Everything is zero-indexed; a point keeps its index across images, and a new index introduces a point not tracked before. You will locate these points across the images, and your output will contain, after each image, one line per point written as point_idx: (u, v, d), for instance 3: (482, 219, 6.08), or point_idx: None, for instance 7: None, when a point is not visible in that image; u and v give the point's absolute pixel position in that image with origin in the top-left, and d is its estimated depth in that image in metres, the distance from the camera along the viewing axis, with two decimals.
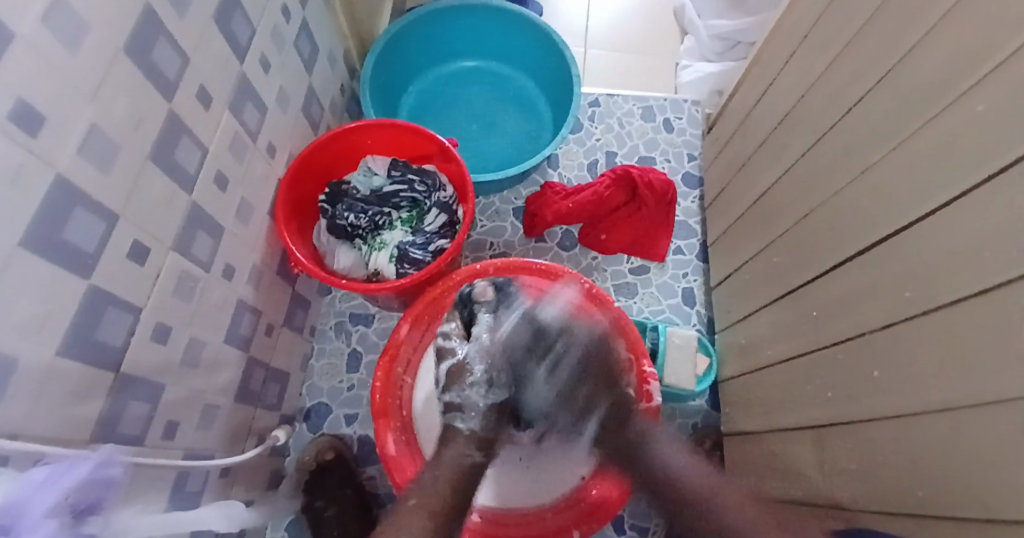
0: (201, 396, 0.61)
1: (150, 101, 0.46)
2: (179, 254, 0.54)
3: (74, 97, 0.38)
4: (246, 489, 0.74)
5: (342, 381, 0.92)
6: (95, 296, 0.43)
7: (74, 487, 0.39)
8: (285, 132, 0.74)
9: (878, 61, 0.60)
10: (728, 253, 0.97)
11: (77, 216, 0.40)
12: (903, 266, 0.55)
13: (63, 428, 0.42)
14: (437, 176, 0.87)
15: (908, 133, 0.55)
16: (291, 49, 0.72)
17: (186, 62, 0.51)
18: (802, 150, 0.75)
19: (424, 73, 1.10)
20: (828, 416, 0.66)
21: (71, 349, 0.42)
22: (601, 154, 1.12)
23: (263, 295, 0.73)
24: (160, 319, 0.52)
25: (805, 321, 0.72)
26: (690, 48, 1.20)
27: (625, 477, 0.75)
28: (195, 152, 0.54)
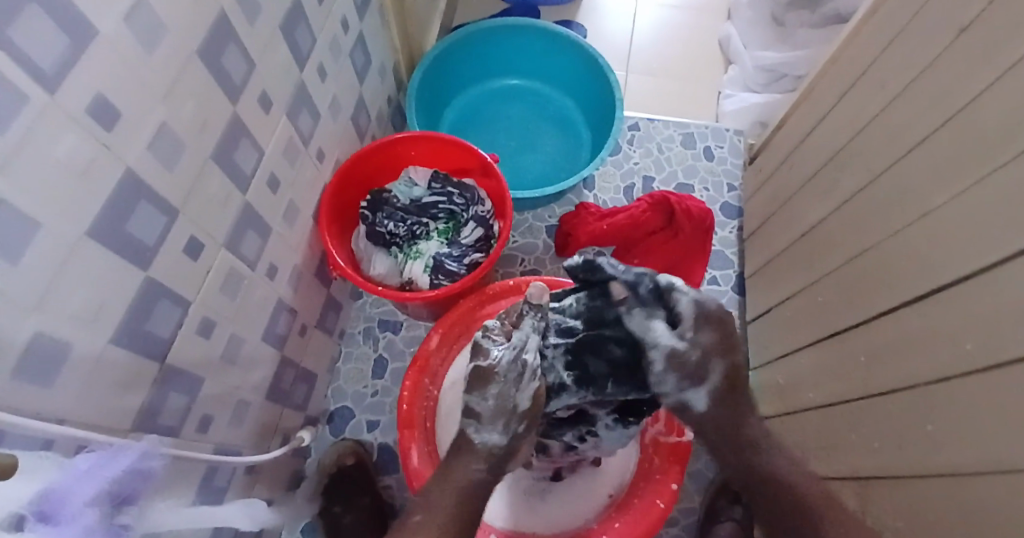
0: (236, 392, 0.62)
1: (216, 103, 0.48)
2: (229, 252, 0.55)
3: (149, 95, 0.40)
4: (268, 487, 0.75)
5: (367, 387, 0.92)
6: (148, 289, 0.44)
7: (115, 477, 0.39)
8: (334, 137, 0.75)
9: (941, 103, 0.59)
10: (767, 288, 0.95)
11: (141, 210, 0.42)
12: (960, 315, 0.53)
13: (109, 415, 0.43)
14: (475, 190, 0.88)
15: (968, 181, 0.54)
16: (346, 59, 0.73)
17: (252, 67, 0.52)
18: (854, 187, 0.74)
19: (470, 89, 1.11)
20: (875, 468, 0.63)
21: (123, 338, 0.43)
22: (638, 177, 1.12)
23: (300, 296, 0.74)
24: (206, 313, 0.53)
25: (853, 364, 0.70)
26: (734, 77, 1.19)
27: (649, 514, 0.72)
28: (253, 154, 0.55)
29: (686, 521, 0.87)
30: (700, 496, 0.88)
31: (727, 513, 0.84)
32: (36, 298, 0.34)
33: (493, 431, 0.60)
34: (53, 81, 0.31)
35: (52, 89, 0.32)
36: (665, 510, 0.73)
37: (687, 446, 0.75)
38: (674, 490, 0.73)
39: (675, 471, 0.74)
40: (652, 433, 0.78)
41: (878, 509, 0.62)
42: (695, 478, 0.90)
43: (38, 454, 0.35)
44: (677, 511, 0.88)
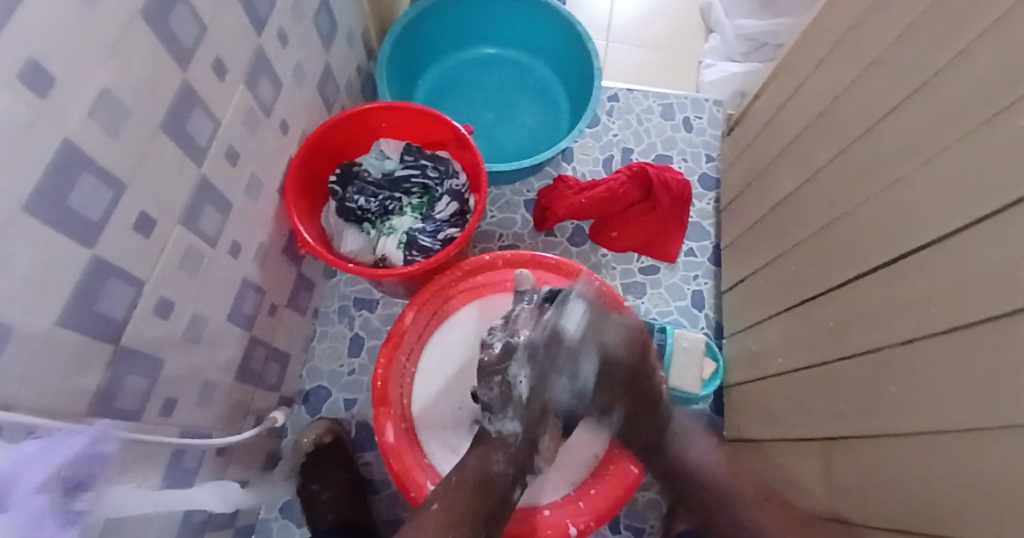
0: (202, 373, 0.60)
1: (164, 68, 0.45)
2: (186, 228, 0.52)
3: (88, 58, 0.37)
4: (241, 468, 0.74)
5: (343, 366, 0.91)
6: (97, 266, 0.42)
7: (70, 460, 0.39)
8: (299, 108, 0.72)
9: (912, 70, 0.59)
10: (741, 259, 0.96)
11: (84, 182, 0.39)
12: (927, 279, 0.53)
13: (61, 398, 0.41)
14: (450, 163, 0.86)
15: (942, 143, 0.53)
16: (310, 24, 0.70)
17: (204, 30, 0.49)
18: (826, 157, 0.74)
19: (444, 58, 1.08)
20: (838, 430, 0.65)
21: (71, 319, 0.40)
22: (617, 150, 1.10)
23: (268, 274, 0.71)
24: (163, 292, 0.51)
25: (821, 331, 0.71)
26: (715, 47, 1.17)
27: (624, 479, 0.74)
28: (207, 124, 0.52)
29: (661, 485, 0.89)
30: None
31: None
32: None
33: (507, 423, 0.67)
34: None
35: None
36: (639, 475, 0.75)
37: None
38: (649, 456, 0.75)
39: None
40: None
41: (841, 471, 0.64)
42: None
43: None
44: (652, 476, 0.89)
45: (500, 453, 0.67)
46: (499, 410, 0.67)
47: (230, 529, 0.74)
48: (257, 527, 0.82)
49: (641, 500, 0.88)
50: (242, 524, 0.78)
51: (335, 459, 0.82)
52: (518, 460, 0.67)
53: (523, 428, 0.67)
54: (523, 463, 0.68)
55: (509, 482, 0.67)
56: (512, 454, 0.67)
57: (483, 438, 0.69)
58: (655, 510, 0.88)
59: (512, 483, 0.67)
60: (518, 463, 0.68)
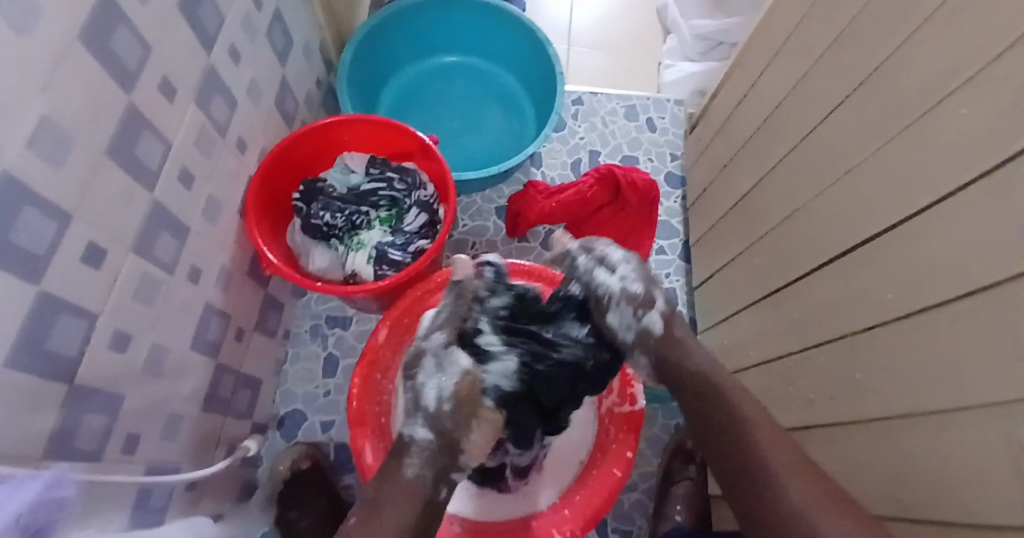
0: (165, 406, 0.58)
1: (108, 91, 0.43)
2: (140, 256, 0.50)
3: (25, 85, 0.35)
4: (214, 502, 0.71)
5: (318, 387, 0.89)
6: (45, 303, 0.40)
7: (27, 506, 0.36)
8: (256, 126, 0.70)
9: (859, 62, 0.60)
10: (709, 255, 0.97)
11: (26, 215, 0.37)
12: (885, 265, 0.55)
13: (13, 445, 0.38)
14: (416, 174, 0.84)
15: (887, 134, 0.55)
16: (263, 39, 0.68)
17: (149, 49, 0.47)
18: (783, 152, 0.75)
19: (405, 69, 1.07)
20: (809, 418, 0.66)
21: (20, 361, 0.38)
22: (584, 153, 1.10)
23: (232, 298, 0.69)
24: (119, 325, 0.49)
25: (788, 322, 0.72)
26: (673, 48, 1.19)
27: (606, 484, 0.72)
28: (158, 146, 0.50)
29: (645, 485, 0.89)
30: (657, 460, 0.90)
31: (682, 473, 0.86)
32: None
33: (422, 427, 0.57)
34: None
35: None
36: (621, 478, 0.73)
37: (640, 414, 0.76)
38: (630, 459, 0.73)
39: (630, 439, 0.74)
40: (607, 405, 0.79)
41: (815, 457, 0.65)
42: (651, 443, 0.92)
43: None
44: (636, 476, 0.89)
45: (413, 457, 0.56)
46: (416, 413, 0.58)
47: None
48: None
49: (626, 502, 0.88)
50: None
51: (312, 485, 0.80)
52: (436, 464, 0.56)
53: (445, 430, 0.57)
54: (445, 468, 0.56)
55: (428, 488, 0.55)
56: (428, 460, 0.56)
57: (399, 446, 0.57)
58: (642, 511, 0.88)
59: (435, 485, 0.55)
60: (437, 468, 0.56)
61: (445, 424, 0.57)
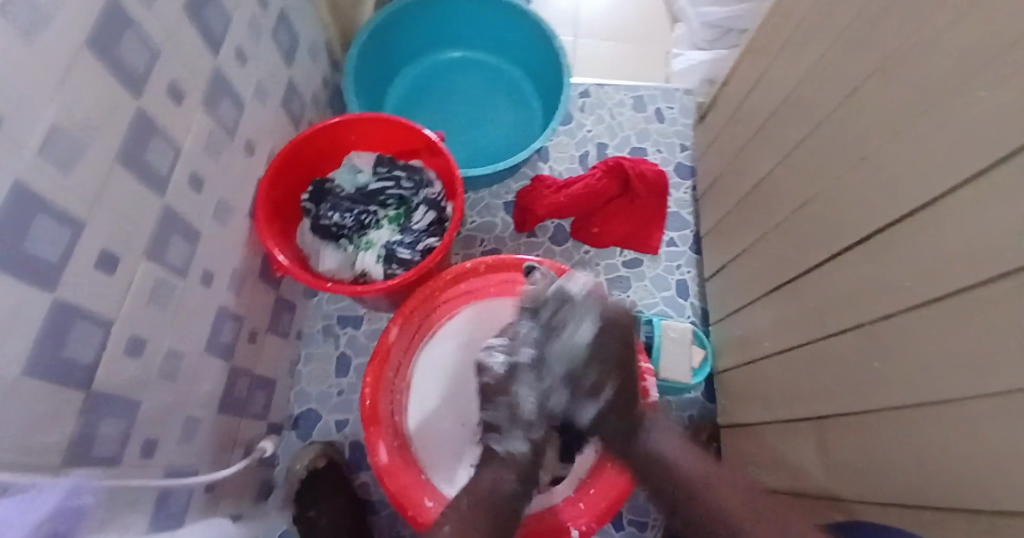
0: (182, 409, 0.58)
1: (116, 99, 0.43)
2: (153, 262, 0.50)
3: (34, 95, 0.35)
4: (233, 502, 0.72)
5: (332, 386, 0.89)
6: (60, 311, 0.40)
7: (48, 516, 0.36)
8: (264, 128, 0.70)
9: (876, 46, 0.59)
10: (723, 246, 0.96)
11: (39, 225, 0.37)
12: (904, 254, 0.54)
13: (34, 451, 0.39)
14: (424, 172, 0.85)
15: (900, 121, 0.55)
16: (268, 41, 0.68)
17: (155, 54, 0.47)
18: (797, 138, 0.74)
19: (411, 65, 1.06)
20: (828, 408, 0.65)
21: (37, 370, 0.38)
22: (592, 145, 1.09)
23: (244, 300, 0.69)
24: (134, 331, 0.49)
25: (806, 311, 0.71)
26: (682, 36, 1.18)
27: (622, 477, 0.73)
28: (168, 152, 0.50)
29: None
30: None
31: None
32: None
33: (515, 439, 0.66)
34: None
35: None
36: (636, 472, 0.73)
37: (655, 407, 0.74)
38: None
39: None
40: None
41: (835, 447, 0.64)
42: None
43: None
44: None
45: (509, 473, 0.65)
46: (506, 429, 0.66)
47: None
48: None
49: (641, 495, 0.88)
50: None
51: (329, 483, 0.81)
52: (526, 475, 0.65)
53: (531, 443, 0.66)
54: (530, 475, 0.66)
55: (518, 499, 0.64)
56: (520, 471, 0.65)
57: (489, 459, 0.66)
58: (657, 504, 0.87)
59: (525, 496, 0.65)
60: (526, 478, 0.66)
61: (534, 437, 0.66)
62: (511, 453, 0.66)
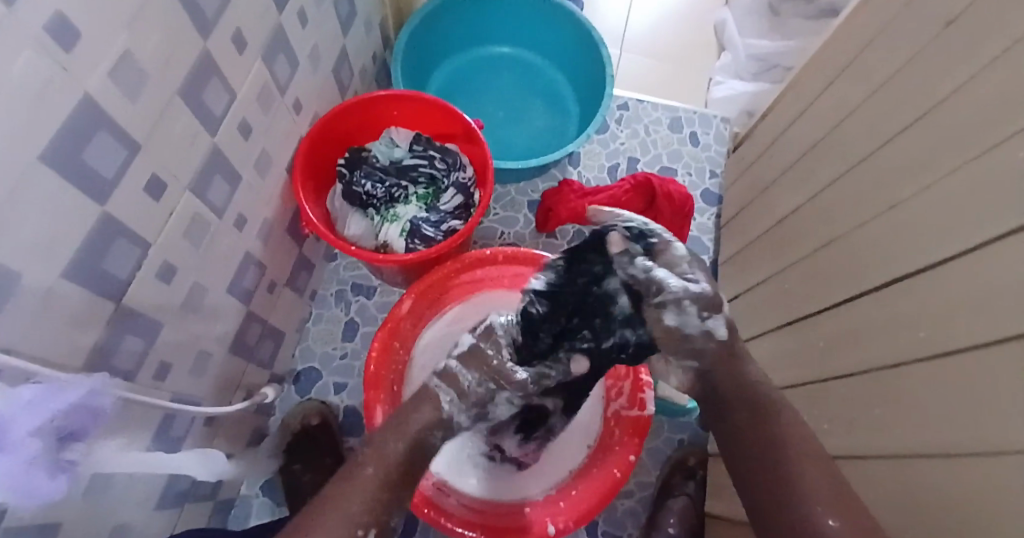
0: (198, 341, 0.61)
1: (186, 37, 0.46)
2: (195, 196, 0.53)
3: (114, 19, 0.38)
4: (227, 442, 0.74)
5: (336, 349, 0.92)
6: (106, 223, 0.43)
7: (63, 411, 0.39)
8: (313, 91, 0.73)
9: (917, 98, 0.60)
10: (740, 273, 0.96)
11: (100, 139, 0.40)
12: (913, 304, 0.55)
13: (64, 349, 0.42)
14: (458, 157, 0.86)
15: (937, 174, 0.55)
16: (330, 8, 0.71)
17: (227, 1, 0.50)
18: (828, 179, 0.75)
19: (458, 55, 1.09)
20: (820, 446, 0.66)
21: (77, 274, 0.41)
22: (623, 158, 1.11)
23: (270, 250, 0.72)
24: (168, 257, 0.52)
25: (812, 349, 0.72)
26: (727, 65, 1.18)
27: (604, 483, 0.73)
28: (224, 95, 0.53)
29: (641, 493, 0.90)
30: (658, 471, 0.91)
31: (681, 488, 0.86)
32: None
33: (466, 417, 0.63)
34: None
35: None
36: (621, 480, 0.73)
37: (647, 420, 0.76)
38: (631, 461, 0.74)
39: (634, 443, 0.75)
40: (614, 406, 0.79)
41: None
42: (654, 453, 0.92)
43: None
44: (634, 483, 0.90)
45: (439, 429, 0.61)
46: (465, 394, 0.62)
47: (211, 501, 0.75)
48: (238, 502, 0.83)
49: (620, 507, 0.89)
50: (223, 498, 0.78)
51: (322, 443, 0.83)
52: (450, 436, 0.62)
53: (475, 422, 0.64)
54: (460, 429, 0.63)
55: (441, 456, 0.61)
56: (448, 433, 0.62)
57: (426, 398, 0.62)
58: (634, 519, 0.88)
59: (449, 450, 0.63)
60: (451, 438, 0.63)
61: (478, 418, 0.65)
62: (452, 418, 0.62)
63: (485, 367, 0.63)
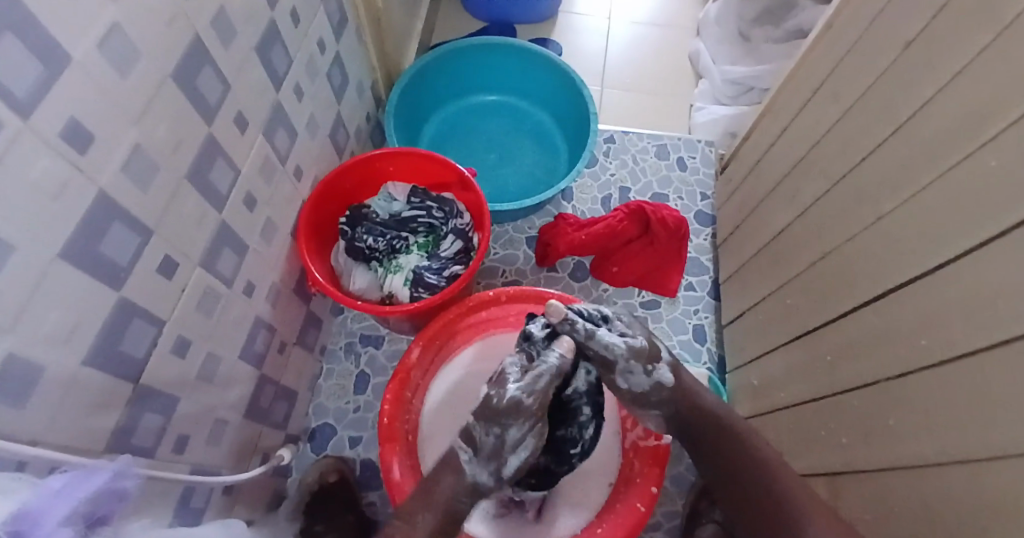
0: (213, 411, 0.62)
1: (191, 125, 0.48)
2: (204, 271, 0.55)
3: (123, 118, 0.40)
4: (247, 508, 0.74)
5: (349, 403, 0.92)
6: (122, 308, 0.44)
7: (90, 496, 0.39)
8: (312, 156, 0.76)
9: (890, 115, 0.62)
10: (740, 291, 0.97)
11: (114, 230, 0.42)
12: (912, 313, 0.56)
13: (85, 433, 0.43)
14: (455, 204, 0.88)
15: (918, 185, 0.56)
16: (323, 78, 0.75)
17: (227, 87, 0.53)
18: (814, 195, 0.77)
19: (448, 105, 1.13)
20: (840, 462, 0.66)
21: (98, 359, 0.43)
22: (614, 188, 1.14)
23: (279, 312, 0.74)
24: (181, 332, 0.53)
25: (819, 363, 0.72)
26: (705, 91, 1.23)
27: (629, 518, 0.72)
28: (228, 173, 0.56)
29: (668, 524, 0.88)
30: (681, 499, 0.90)
31: (708, 515, 0.84)
32: (17, 307, 0.34)
33: (487, 475, 0.61)
34: (27, 105, 0.32)
35: (26, 114, 0.32)
36: (646, 513, 0.72)
37: (665, 449, 0.75)
38: (654, 493, 0.73)
39: (655, 473, 0.75)
40: (632, 438, 0.79)
41: (848, 503, 0.64)
42: (676, 481, 0.91)
43: (11, 475, 0.35)
44: (659, 514, 0.89)
45: (466, 494, 0.61)
46: (485, 459, 0.60)
47: None
48: None
49: None
50: None
51: (341, 499, 0.83)
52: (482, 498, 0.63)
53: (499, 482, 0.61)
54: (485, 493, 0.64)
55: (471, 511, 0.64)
56: (477, 494, 0.62)
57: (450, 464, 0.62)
58: None
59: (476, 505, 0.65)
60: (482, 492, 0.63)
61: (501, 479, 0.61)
62: (475, 480, 0.61)
63: (497, 433, 0.58)
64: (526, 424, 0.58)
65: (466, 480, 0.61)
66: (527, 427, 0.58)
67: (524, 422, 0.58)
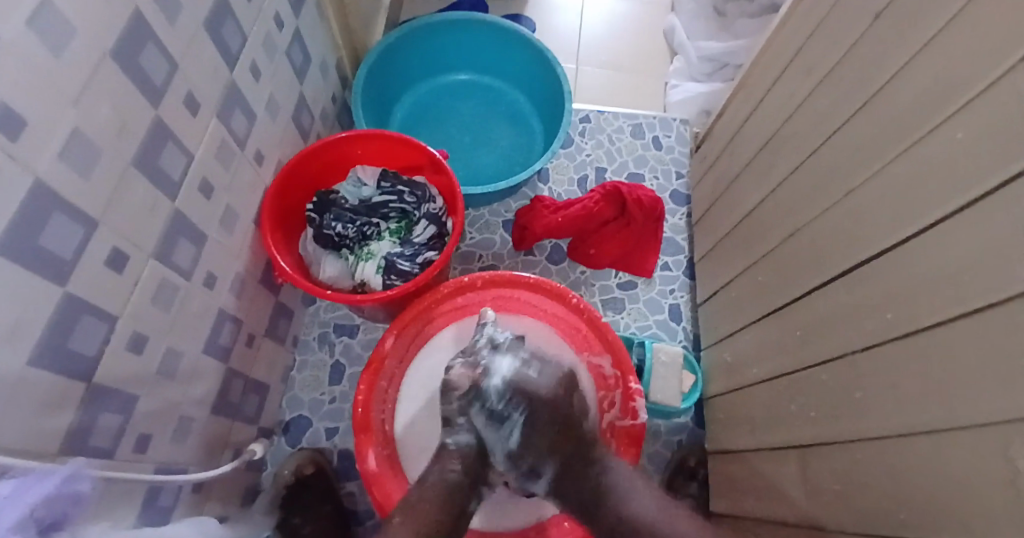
0: (176, 407, 0.60)
1: (136, 107, 0.45)
2: (159, 262, 0.52)
3: (59, 100, 0.37)
4: (221, 504, 0.72)
5: (325, 394, 0.90)
6: (68, 304, 0.42)
7: (42, 501, 0.37)
8: (273, 139, 0.73)
9: (860, 89, 0.62)
10: (714, 270, 0.98)
11: (55, 222, 0.39)
12: (881, 287, 0.56)
13: (35, 436, 0.40)
14: (427, 188, 0.86)
15: (890, 159, 0.56)
16: (283, 57, 0.71)
17: (174, 66, 0.50)
18: (787, 171, 0.77)
19: (418, 84, 1.10)
20: (810, 435, 0.67)
21: (45, 359, 0.40)
22: (590, 169, 1.12)
23: (245, 304, 0.71)
24: (137, 328, 0.51)
25: (790, 338, 0.73)
26: (679, 68, 1.21)
27: None
28: (180, 158, 0.53)
29: None
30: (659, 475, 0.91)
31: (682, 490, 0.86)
32: None
33: (465, 433, 0.68)
34: None
35: None
36: None
37: (641, 429, 0.76)
38: None
39: (631, 452, 0.75)
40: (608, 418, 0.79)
41: (817, 474, 0.65)
42: None
43: None
44: None
45: (454, 462, 0.66)
46: (459, 423, 0.69)
47: None
48: None
49: None
50: None
51: (319, 491, 0.81)
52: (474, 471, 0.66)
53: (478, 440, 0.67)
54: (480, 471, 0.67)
55: (464, 492, 0.65)
56: (466, 463, 0.66)
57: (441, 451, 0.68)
58: None
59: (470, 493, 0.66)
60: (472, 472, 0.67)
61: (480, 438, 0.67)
62: (458, 445, 0.67)
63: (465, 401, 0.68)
64: (493, 395, 0.65)
65: (451, 449, 0.67)
66: (501, 394, 0.65)
67: (494, 390, 0.65)
